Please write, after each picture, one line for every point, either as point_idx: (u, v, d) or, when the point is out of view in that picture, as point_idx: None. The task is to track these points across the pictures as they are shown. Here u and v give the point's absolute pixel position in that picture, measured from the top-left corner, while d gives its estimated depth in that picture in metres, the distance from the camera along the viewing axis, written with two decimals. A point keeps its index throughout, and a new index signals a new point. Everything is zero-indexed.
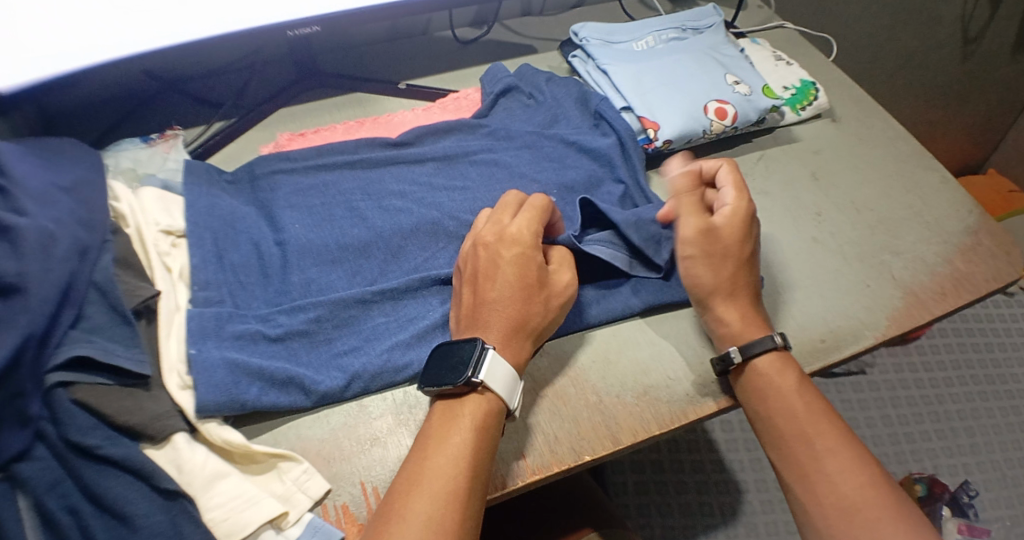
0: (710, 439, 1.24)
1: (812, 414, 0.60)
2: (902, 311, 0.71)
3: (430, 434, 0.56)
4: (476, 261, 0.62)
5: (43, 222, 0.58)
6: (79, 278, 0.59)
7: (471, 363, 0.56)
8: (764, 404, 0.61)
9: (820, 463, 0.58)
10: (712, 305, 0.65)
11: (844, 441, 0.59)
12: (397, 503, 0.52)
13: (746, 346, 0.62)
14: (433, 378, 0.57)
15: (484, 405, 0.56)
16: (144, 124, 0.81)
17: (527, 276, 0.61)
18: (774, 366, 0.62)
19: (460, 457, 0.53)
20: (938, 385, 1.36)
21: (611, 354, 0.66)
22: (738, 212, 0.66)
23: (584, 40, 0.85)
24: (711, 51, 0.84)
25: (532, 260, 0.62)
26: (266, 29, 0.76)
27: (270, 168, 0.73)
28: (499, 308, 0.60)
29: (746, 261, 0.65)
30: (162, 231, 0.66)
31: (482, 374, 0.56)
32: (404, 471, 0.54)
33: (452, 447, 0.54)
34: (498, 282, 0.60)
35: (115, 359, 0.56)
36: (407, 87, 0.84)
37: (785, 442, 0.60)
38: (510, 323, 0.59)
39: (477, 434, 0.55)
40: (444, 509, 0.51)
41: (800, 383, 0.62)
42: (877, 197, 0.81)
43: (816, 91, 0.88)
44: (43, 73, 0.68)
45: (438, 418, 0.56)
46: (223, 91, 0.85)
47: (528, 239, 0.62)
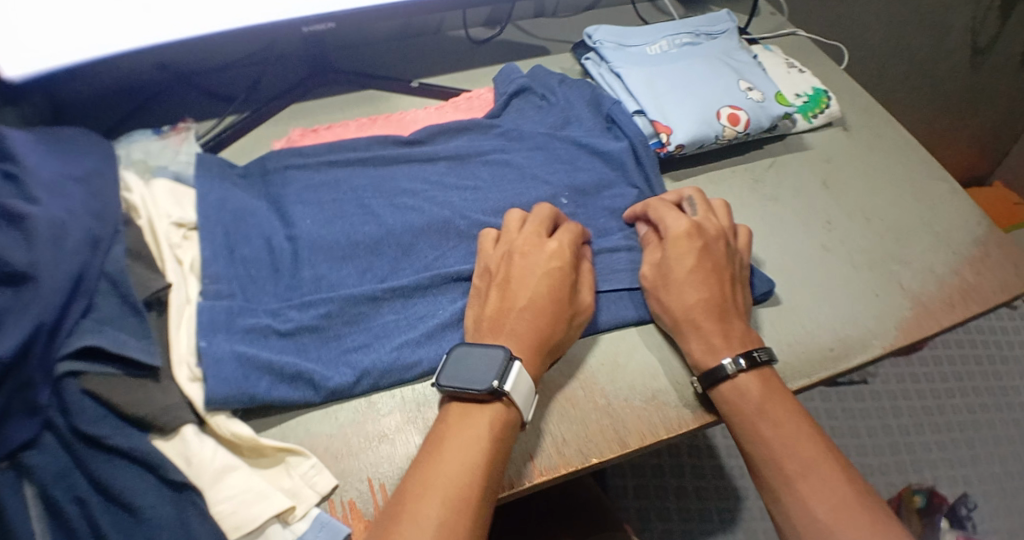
0: (712, 445, 1.24)
1: (783, 435, 0.59)
2: (909, 321, 0.71)
3: (444, 439, 0.55)
4: (508, 268, 0.63)
5: (54, 212, 0.58)
6: (91, 268, 0.59)
7: (498, 372, 0.56)
8: (736, 427, 0.61)
9: (792, 487, 0.57)
10: (679, 334, 0.64)
11: (818, 461, 0.58)
12: (408, 504, 0.52)
13: (709, 374, 0.61)
14: (456, 380, 0.56)
15: (504, 416, 0.56)
16: (155, 117, 0.80)
17: (560, 293, 0.62)
18: (742, 388, 0.61)
19: (474, 467, 0.53)
20: (940, 396, 1.36)
21: (620, 358, 0.66)
22: (677, 230, 0.67)
23: (598, 42, 0.85)
24: (725, 56, 0.83)
25: (566, 277, 0.63)
26: (281, 25, 0.76)
27: (281, 163, 0.73)
28: (526, 317, 0.60)
29: (692, 279, 0.64)
30: (174, 224, 0.66)
31: (508, 384, 0.56)
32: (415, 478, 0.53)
33: (469, 454, 0.54)
34: (529, 290, 0.61)
35: (126, 350, 0.56)
36: (420, 86, 0.84)
37: (761, 465, 0.59)
38: (532, 334, 0.60)
39: (494, 443, 0.55)
40: (455, 516, 0.51)
41: (767, 404, 0.60)
42: (887, 206, 0.81)
43: (828, 99, 0.88)
44: (56, 60, 0.68)
45: (452, 420, 0.56)
46: (235, 84, 0.85)
47: (567, 258, 0.64)
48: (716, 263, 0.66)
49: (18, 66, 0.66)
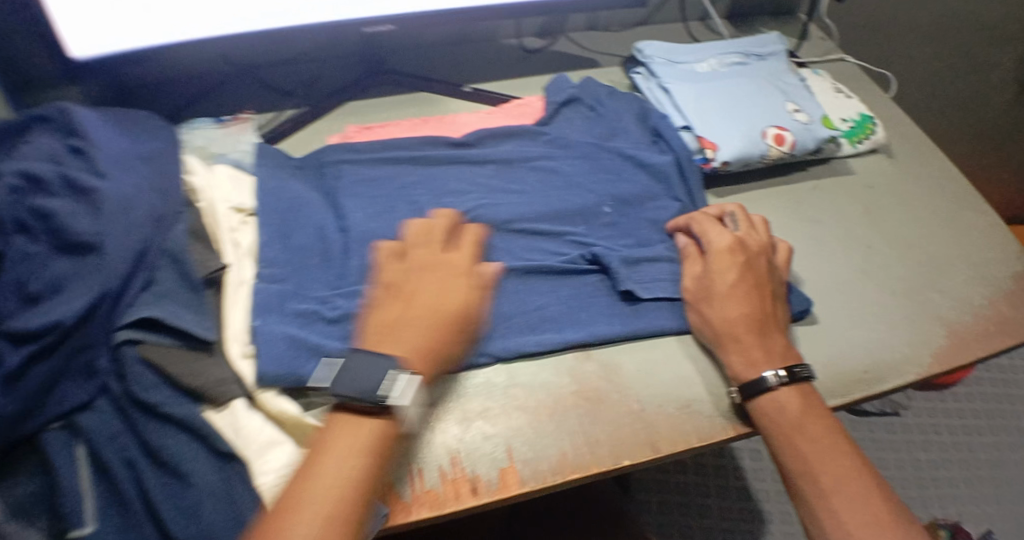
0: (738, 467, 1.23)
1: (819, 450, 0.59)
2: (943, 349, 0.71)
3: (318, 451, 0.53)
4: (402, 276, 0.61)
5: (122, 187, 0.61)
6: (153, 244, 0.61)
7: (380, 383, 0.54)
8: (772, 440, 0.61)
9: (826, 501, 0.57)
10: (720, 346, 0.65)
11: (853, 477, 0.58)
12: (289, 511, 0.50)
13: (749, 386, 0.62)
14: (352, 388, 0.54)
15: (386, 430, 0.54)
16: (216, 106, 0.84)
17: (467, 304, 0.60)
18: (780, 402, 0.61)
19: (345, 484, 0.51)
20: (970, 433, 1.33)
21: (656, 366, 0.66)
22: (721, 243, 0.68)
23: (648, 57, 0.86)
24: (773, 77, 0.84)
25: (470, 289, 0.61)
26: (343, 24, 0.78)
27: (336, 158, 0.76)
28: (422, 326, 0.57)
29: (733, 292, 0.65)
30: (233, 208, 0.69)
31: (400, 397, 0.53)
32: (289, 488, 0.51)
33: (327, 466, 0.52)
34: (432, 303, 0.58)
35: (184, 323, 0.58)
36: (472, 91, 0.86)
37: (795, 479, 0.60)
38: (421, 344, 0.57)
39: (369, 458, 0.53)
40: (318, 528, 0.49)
41: (805, 419, 0.61)
42: (927, 234, 0.81)
43: (874, 126, 0.88)
44: (123, 43, 0.72)
45: (340, 429, 0.54)
46: (294, 79, 0.87)
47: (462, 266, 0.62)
48: (758, 278, 0.67)
49: (92, 47, 0.70)
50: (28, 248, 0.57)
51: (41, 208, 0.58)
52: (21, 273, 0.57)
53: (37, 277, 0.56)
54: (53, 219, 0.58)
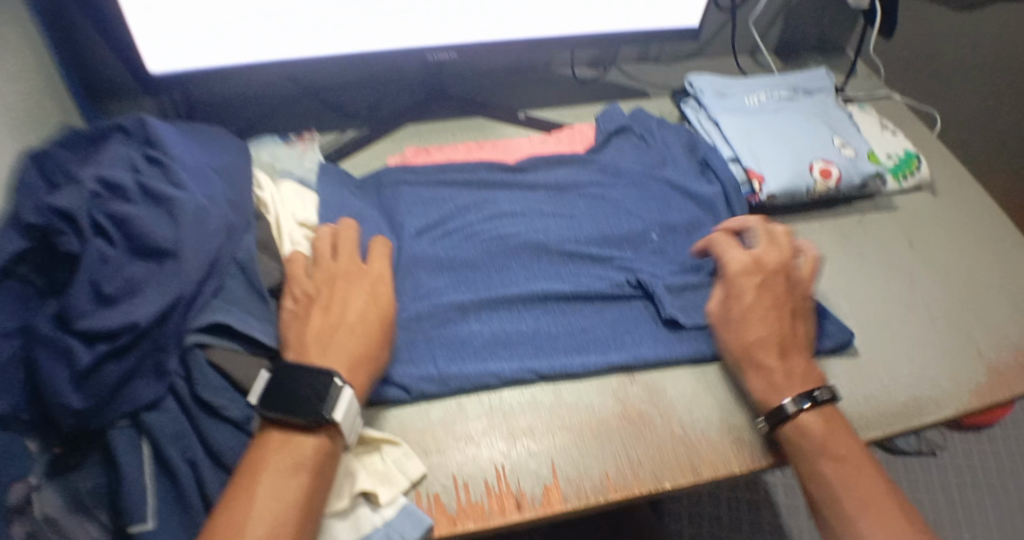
0: (772, 500, 1.22)
1: (843, 475, 0.60)
2: (982, 386, 0.71)
3: (259, 469, 0.55)
4: (326, 292, 0.65)
5: (197, 197, 0.64)
6: (225, 253, 0.65)
7: (325, 403, 0.56)
8: (796, 464, 0.61)
9: (852, 526, 0.58)
10: (740, 366, 0.66)
11: (878, 501, 0.59)
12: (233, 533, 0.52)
13: (772, 414, 0.62)
14: (278, 406, 0.57)
15: (328, 447, 0.57)
16: (283, 125, 0.88)
17: (383, 313, 0.64)
18: (805, 426, 0.62)
19: (288, 501, 0.54)
20: (1012, 478, 1.30)
21: (699, 392, 0.68)
22: (740, 264, 0.70)
23: (699, 89, 0.88)
24: (821, 113, 0.86)
25: (382, 297, 0.66)
26: (409, 51, 0.82)
27: (395, 179, 0.80)
28: (349, 336, 0.62)
29: (750, 316, 0.66)
30: (297, 223, 0.72)
31: (335, 412, 0.57)
32: (235, 502, 0.53)
33: (282, 487, 0.54)
34: (355, 315, 0.63)
35: (249, 329, 0.62)
36: (526, 118, 0.89)
37: (821, 503, 0.60)
38: (355, 354, 0.61)
39: (312, 478, 0.55)
40: None
41: (829, 443, 0.61)
42: (971, 270, 0.81)
43: (918, 163, 0.89)
44: (197, 64, 0.77)
45: (273, 449, 0.56)
46: (358, 102, 0.91)
47: (380, 278, 0.67)
48: (778, 298, 0.67)
49: (171, 63, 0.76)
50: (106, 252, 0.58)
51: (119, 213, 0.60)
52: (96, 275, 0.57)
53: (111, 279, 0.57)
54: (131, 225, 0.60)
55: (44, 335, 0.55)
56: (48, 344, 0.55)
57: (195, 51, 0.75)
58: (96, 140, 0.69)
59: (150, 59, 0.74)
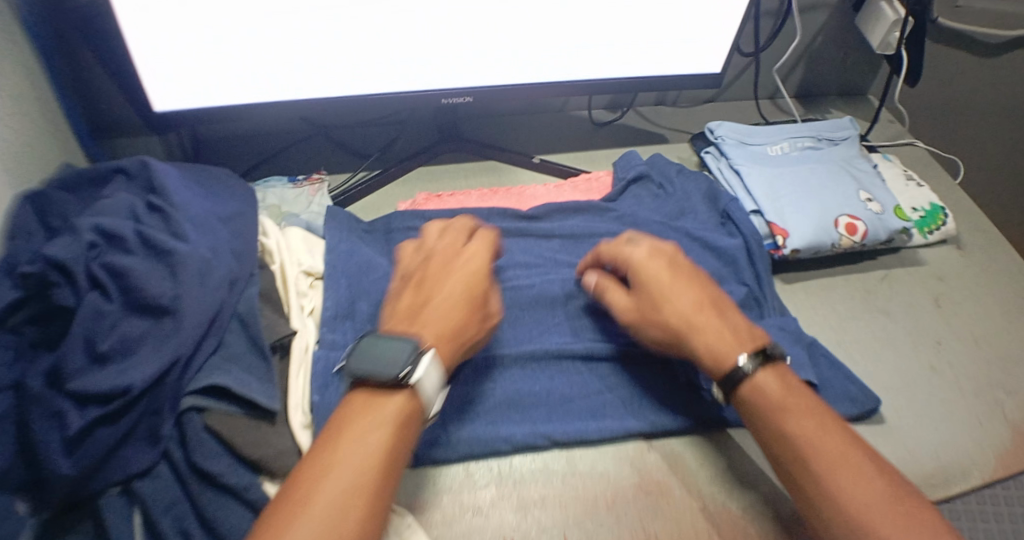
0: None
1: (810, 429, 0.55)
2: (1011, 452, 0.67)
3: (339, 424, 0.51)
4: (426, 268, 0.61)
5: (200, 250, 0.61)
6: (225, 307, 0.62)
7: (408, 359, 0.52)
8: (758, 424, 0.57)
9: (824, 485, 0.52)
10: (685, 341, 0.61)
11: (851, 455, 0.53)
12: (297, 496, 0.47)
13: (728, 377, 0.58)
14: (366, 365, 0.52)
15: (411, 406, 0.52)
16: (292, 165, 0.85)
17: (477, 290, 0.60)
18: (761, 385, 0.57)
19: (370, 454, 0.49)
20: None
21: (719, 460, 0.64)
22: (646, 252, 0.65)
23: (720, 138, 0.86)
24: (846, 164, 0.83)
25: (482, 277, 0.61)
26: (422, 94, 0.80)
27: (404, 224, 0.78)
28: (439, 309, 0.57)
29: (681, 292, 0.62)
30: (303, 272, 0.70)
31: (416, 374, 0.52)
32: (308, 462, 0.49)
33: (360, 439, 0.50)
34: (445, 293, 0.59)
35: (249, 392, 0.58)
36: (541, 162, 0.86)
37: (787, 462, 0.55)
38: (444, 326, 0.57)
39: (395, 434, 0.51)
40: (353, 505, 0.47)
41: (788, 398, 0.57)
42: (1000, 329, 0.78)
43: (945, 216, 0.86)
44: (206, 105, 0.74)
45: (356, 408, 0.52)
46: (369, 143, 0.89)
47: (485, 259, 0.62)
48: (695, 275, 0.64)
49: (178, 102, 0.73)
50: (100, 306, 0.56)
51: (116, 264, 0.57)
52: (89, 331, 0.55)
53: (105, 336, 0.55)
54: (128, 278, 0.57)
55: (34, 394, 0.52)
56: (36, 404, 0.52)
57: (204, 91, 0.73)
58: (98, 184, 0.66)
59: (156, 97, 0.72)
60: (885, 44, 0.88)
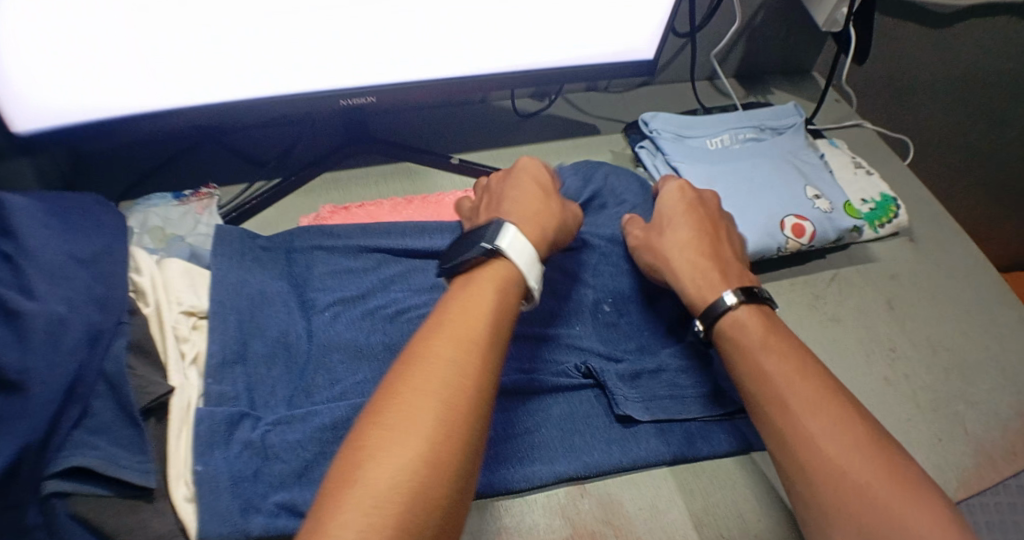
0: None
1: (786, 373, 0.55)
2: (972, 473, 0.64)
3: (446, 297, 0.55)
4: (483, 195, 0.67)
5: (52, 305, 0.52)
6: (88, 368, 0.53)
7: (492, 233, 0.57)
8: (734, 363, 0.58)
9: (800, 426, 0.52)
10: (668, 262, 0.64)
11: (828, 399, 0.53)
12: (416, 349, 0.50)
13: (709, 310, 0.60)
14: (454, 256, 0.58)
15: (508, 273, 0.57)
16: (176, 178, 0.75)
17: (539, 185, 0.66)
18: (742, 321, 0.59)
19: (483, 310, 0.53)
20: None
21: (660, 503, 0.59)
22: (673, 187, 0.69)
23: (655, 131, 0.79)
24: (792, 157, 0.77)
25: (542, 181, 0.68)
26: (319, 95, 0.69)
27: (309, 242, 0.69)
28: (515, 202, 0.63)
29: (688, 226, 0.66)
30: (184, 312, 0.61)
31: (502, 242, 0.57)
32: (417, 339, 0.50)
33: (473, 303, 0.53)
34: (523, 190, 0.65)
35: (118, 471, 0.50)
36: (461, 163, 0.77)
37: (763, 401, 0.55)
38: (528, 212, 0.62)
39: (500, 296, 0.55)
40: (467, 355, 0.49)
41: (768, 338, 0.57)
42: (954, 334, 0.74)
43: (897, 208, 0.80)
44: (63, 121, 0.62)
45: (460, 282, 0.56)
46: (267, 148, 0.79)
47: (536, 168, 0.69)
48: (710, 217, 0.67)
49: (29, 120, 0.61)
50: None
51: None
52: None
53: None
54: None
55: None
56: None
57: (67, 101, 0.61)
58: None
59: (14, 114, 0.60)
60: (830, 20, 0.82)
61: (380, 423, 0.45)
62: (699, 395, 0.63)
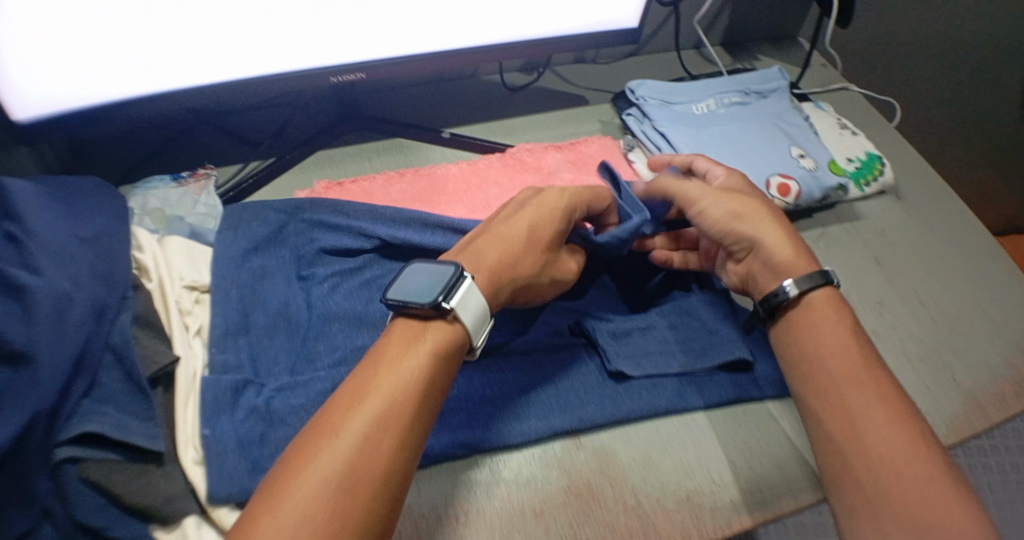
0: None
1: (863, 361, 0.56)
2: (961, 420, 0.65)
3: (380, 350, 0.51)
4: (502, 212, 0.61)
5: (57, 281, 0.54)
6: (95, 341, 0.55)
7: (443, 288, 0.52)
8: (814, 338, 0.58)
9: (868, 412, 0.54)
10: (756, 227, 0.63)
11: (894, 394, 0.55)
12: (331, 419, 0.47)
13: (806, 277, 0.60)
14: (405, 293, 0.52)
15: (449, 336, 0.52)
16: (173, 161, 0.77)
17: (538, 234, 0.59)
18: (830, 303, 0.60)
19: (410, 380, 0.49)
20: None
21: (653, 452, 0.61)
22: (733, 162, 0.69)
23: (641, 98, 0.80)
24: (777, 119, 0.78)
25: (552, 224, 0.61)
26: (309, 73, 0.71)
27: (316, 218, 0.68)
28: (494, 246, 0.58)
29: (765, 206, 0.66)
30: (187, 287, 0.63)
31: (453, 301, 0.52)
32: (330, 409, 0.47)
33: (402, 369, 0.49)
34: (507, 226, 0.60)
35: (128, 436, 0.52)
36: (452, 137, 0.79)
37: (835, 381, 0.56)
38: (495, 264, 0.57)
39: (434, 363, 0.50)
40: (378, 435, 0.46)
41: (853, 323, 0.59)
42: (943, 289, 0.75)
43: (882, 166, 0.82)
44: (58, 107, 0.64)
45: (400, 333, 0.52)
46: (260, 130, 0.81)
47: (557, 206, 0.62)
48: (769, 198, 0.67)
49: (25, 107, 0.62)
50: None
51: None
52: None
53: None
54: None
55: None
56: None
57: (63, 86, 0.63)
58: None
59: (13, 102, 0.62)
60: None
61: (270, 508, 0.43)
62: (689, 347, 0.65)
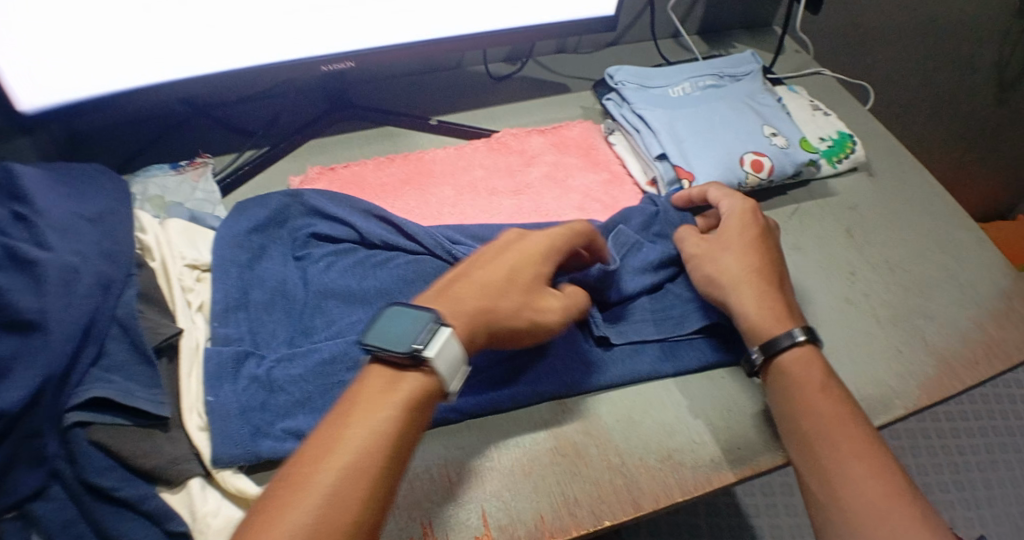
0: (733, 501, 1.16)
1: (834, 416, 0.58)
2: (933, 378, 0.68)
3: (354, 395, 0.50)
4: (485, 250, 0.61)
5: (66, 257, 0.57)
6: (101, 312, 0.58)
7: (423, 336, 0.51)
8: (790, 398, 0.60)
9: (842, 468, 0.55)
10: (733, 290, 0.64)
11: (868, 450, 0.56)
12: (304, 470, 0.46)
13: (772, 343, 0.61)
14: (383, 338, 0.51)
15: (424, 385, 0.51)
16: (171, 151, 0.80)
17: (521, 276, 0.58)
18: (803, 359, 0.61)
19: (380, 433, 0.48)
20: (974, 436, 1.28)
21: (635, 414, 0.64)
22: (735, 207, 0.70)
23: (619, 83, 0.84)
24: (749, 100, 0.82)
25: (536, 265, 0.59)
26: (300, 62, 0.74)
27: (314, 203, 0.71)
28: (473, 287, 0.56)
29: (755, 253, 0.67)
30: (188, 265, 0.67)
31: (432, 351, 0.50)
32: (300, 459, 0.47)
33: (377, 420, 0.48)
34: (488, 269, 0.58)
35: (134, 401, 0.55)
36: (437, 124, 0.83)
37: (812, 440, 0.57)
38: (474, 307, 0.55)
39: (406, 413, 0.50)
40: (349, 487, 0.46)
41: (826, 379, 0.60)
42: (914, 259, 0.78)
43: (853, 145, 0.86)
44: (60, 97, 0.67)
45: (373, 382, 0.51)
46: (254, 120, 0.85)
47: (544, 246, 0.60)
48: (764, 245, 0.67)
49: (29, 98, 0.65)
50: None
51: None
52: None
53: None
54: None
55: None
56: None
57: (65, 79, 0.66)
58: None
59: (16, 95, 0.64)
60: None
61: None
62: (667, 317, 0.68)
